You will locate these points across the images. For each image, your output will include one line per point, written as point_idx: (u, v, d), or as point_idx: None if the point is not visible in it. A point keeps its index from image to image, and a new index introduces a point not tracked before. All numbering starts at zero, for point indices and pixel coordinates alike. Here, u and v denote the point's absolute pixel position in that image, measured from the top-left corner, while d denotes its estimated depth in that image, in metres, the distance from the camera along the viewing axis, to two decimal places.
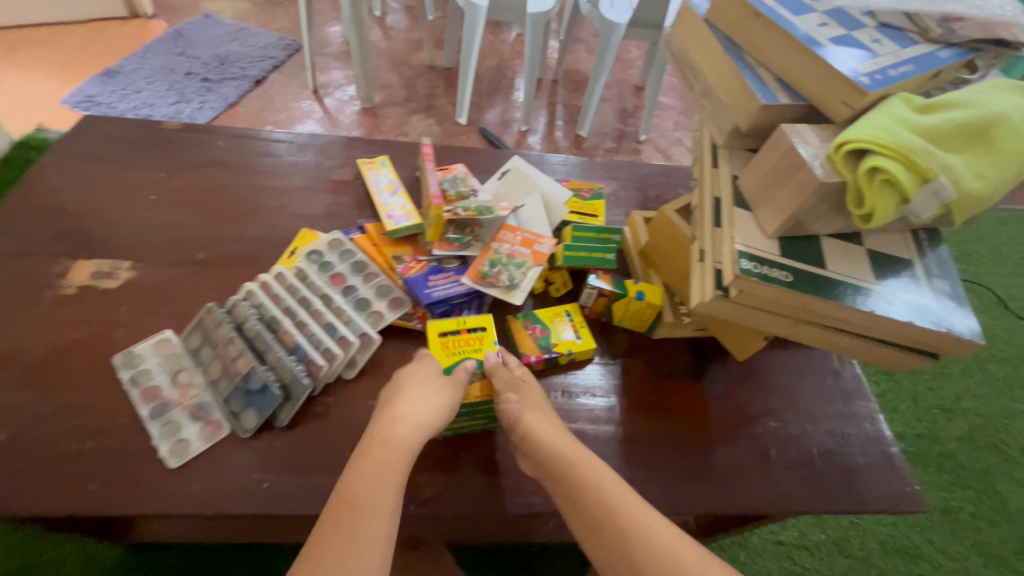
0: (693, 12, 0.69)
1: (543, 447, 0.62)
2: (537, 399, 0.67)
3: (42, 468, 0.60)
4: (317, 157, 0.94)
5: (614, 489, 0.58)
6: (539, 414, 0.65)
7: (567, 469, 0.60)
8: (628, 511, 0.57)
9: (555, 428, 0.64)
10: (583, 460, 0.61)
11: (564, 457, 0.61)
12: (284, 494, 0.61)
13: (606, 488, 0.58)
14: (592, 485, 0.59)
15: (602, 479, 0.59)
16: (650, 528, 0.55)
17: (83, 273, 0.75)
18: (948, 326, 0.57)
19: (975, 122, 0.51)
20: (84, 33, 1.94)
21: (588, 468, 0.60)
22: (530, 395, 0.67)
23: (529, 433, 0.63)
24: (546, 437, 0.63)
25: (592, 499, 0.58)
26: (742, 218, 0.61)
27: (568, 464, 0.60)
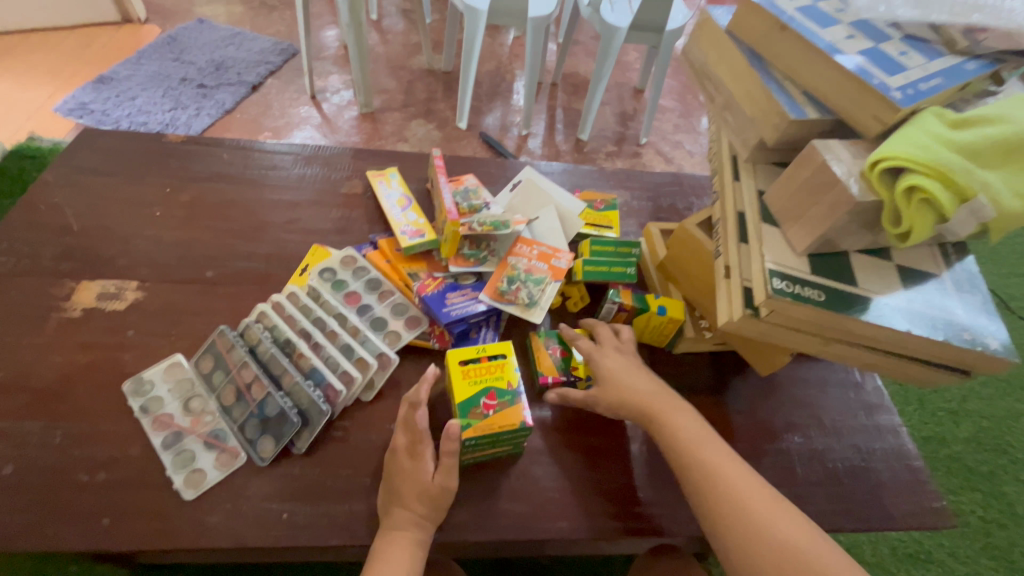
0: (714, 24, 0.67)
1: (673, 439, 0.61)
2: (646, 379, 0.67)
3: (52, 503, 0.58)
4: (324, 169, 0.92)
5: (750, 491, 0.56)
6: (627, 387, 0.66)
7: (700, 468, 0.59)
8: (761, 515, 0.55)
9: (687, 418, 0.63)
10: (715, 459, 0.59)
11: (693, 454, 0.60)
12: (306, 524, 0.60)
13: (739, 488, 0.56)
14: (721, 483, 0.57)
15: (733, 477, 0.57)
16: (786, 532, 0.53)
17: (89, 294, 0.73)
18: (983, 344, 0.56)
19: (1013, 138, 0.50)
20: (77, 38, 1.90)
21: (721, 464, 0.59)
22: (630, 385, 0.66)
23: (666, 426, 0.62)
24: (679, 429, 0.62)
25: (722, 501, 0.56)
26: (770, 235, 0.60)
27: (697, 462, 0.59)
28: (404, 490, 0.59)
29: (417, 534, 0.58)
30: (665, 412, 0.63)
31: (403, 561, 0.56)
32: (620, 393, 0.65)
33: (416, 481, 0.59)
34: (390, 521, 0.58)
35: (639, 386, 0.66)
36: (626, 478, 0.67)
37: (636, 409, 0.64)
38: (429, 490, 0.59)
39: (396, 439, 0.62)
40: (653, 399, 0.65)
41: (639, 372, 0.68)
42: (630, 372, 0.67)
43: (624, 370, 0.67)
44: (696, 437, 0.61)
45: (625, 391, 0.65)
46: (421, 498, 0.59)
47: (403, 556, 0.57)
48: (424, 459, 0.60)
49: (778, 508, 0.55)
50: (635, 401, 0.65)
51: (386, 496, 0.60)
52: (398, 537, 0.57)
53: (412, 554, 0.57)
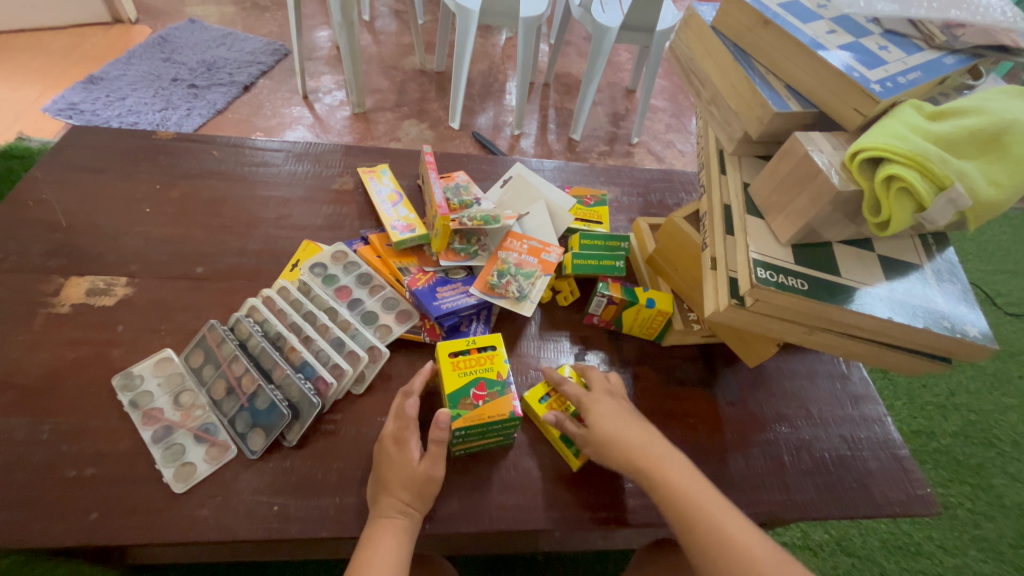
0: (699, 20, 0.68)
1: (675, 499, 0.58)
2: (636, 428, 0.63)
3: (41, 498, 0.58)
4: (315, 166, 0.92)
5: (761, 551, 0.54)
6: (621, 437, 0.62)
7: (709, 530, 0.55)
8: None
9: (685, 473, 0.60)
10: (721, 517, 0.56)
11: (699, 513, 0.57)
12: (297, 516, 0.60)
13: (751, 551, 0.54)
14: (733, 546, 0.54)
15: (743, 538, 0.55)
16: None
17: (78, 290, 0.73)
18: (962, 332, 0.57)
19: (988, 129, 0.51)
20: (66, 38, 1.89)
21: (732, 528, 0.56)
22: (624, 434, 0.62)
23: (666, 482, 0.59)
24: (682, 486, 0.59)
25: (736, 564, 0.53)
26: (755, 226, 0.61)
27: (705, 523, 0.56)
28: (396, 482, 0.59)
29: (405, 523, 0.58)
30: (660, 465, 0.60)
31: (391, 547, 0.56)
32: (612, 441, 0.62)
33: (407, 472, 0.59)
34: (379, 508, 0.59)
35: (631, 434, 0.62)
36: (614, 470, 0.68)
37: (627, 457, 0.61)
38: (420, 482, 0.59)
39: (388, 432, 0.62)
40: (647, 450, 0.61)
41: (629, 420, 0.64)
42: (619, 421, 0.64)
43: (614, 418, 0.64)
44: (699, 496, 0.58)
45: (619, 441, 0.62)
46: (409, 488, 0.59)
47: (391, 544, 0.57)
48: (410, 448, 0.60)
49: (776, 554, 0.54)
50: (625, 450, 0.61)
51: (376, 486, 0.60)
52: (386, 524, 0.57)
53: (400, 542, 0.57)
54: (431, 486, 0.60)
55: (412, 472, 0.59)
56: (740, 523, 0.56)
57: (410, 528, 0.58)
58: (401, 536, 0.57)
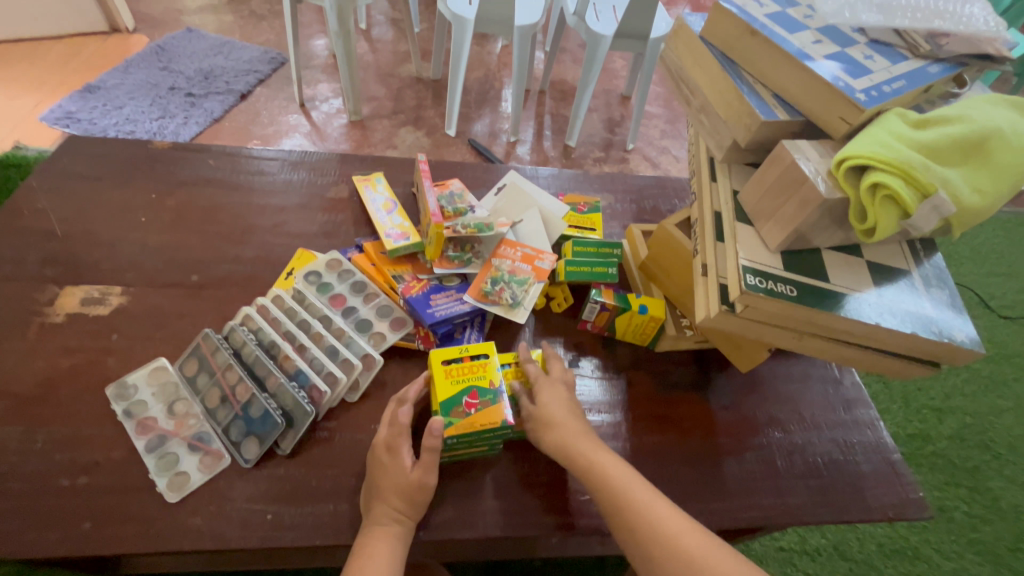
0: (688, 30, 0.69)
1: (612, 497, 0.58)
2: (576, 421, 0.65)
3: (34, 508, 0.58)
4: (310, 174, 0.93)
5: (684, 533, 0.55)
6: (561, 426, 0.63)
7: (633, 514, 0.56)
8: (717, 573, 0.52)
9: (614, 460, 0.61)
10: (647, 500, 0.57)
11: (623, 497, 0.57)
12: (290, 524, 0.60)
13: (674, 532, 0.54)
14: (657, 529, 0.55)
15: (667, 521, 0.55)
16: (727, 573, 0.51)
17: (73, 299, 0.73)
18: (950, 337, 0.58)
19: (971, 137, 0.52)
20: (64, 48, 1.90)
21: (671, 523, 0.55)
22: (563, 428, 0.63)
23: (595, 468, 0.60)
24: (610, 472, 0.59)
25: (658, 546, 0.54)
26: (745, 233, 0.62)
27: (636, 514, 0.56)
28: (389, 489, 0.59)
29: (399, 530, 0.58)
30: (590, 454, 0.61)
31: (386, 555, 0.56)
32: (548, 430, 0.63)
33: (400, 479, 0.59)
34: (371, 515, 0.59)
35: (569, 426, 0.63)
36: None
37: (562, 448, 0.62)
38: (414, 489, 0.59)
39: (380, 439, 0.63)
40: (580, 447, 0.62)
41: (575, 412, 0.66)
42: (565, 409, 0.65)
43: (558, 406, 0.65)
44: (625, 483, 0.59)
45: (556, 432, 0.63)
46: (401, 496, 0.59)
47: (385, 552, 0.57)
48: (402, 455, 0.61)
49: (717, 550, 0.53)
50: (560, 442, 0.63)
51: (368, 493, 0.60)
52: (379, 531, 0.58)
53: (394, 549, 0.57)
54: (422, 494, 0.60)
55: (404, 479, 0.59)
56: (667, 508, 0.57)
57: (404, 535, 0.58)
58: (394, 543, 0.57)
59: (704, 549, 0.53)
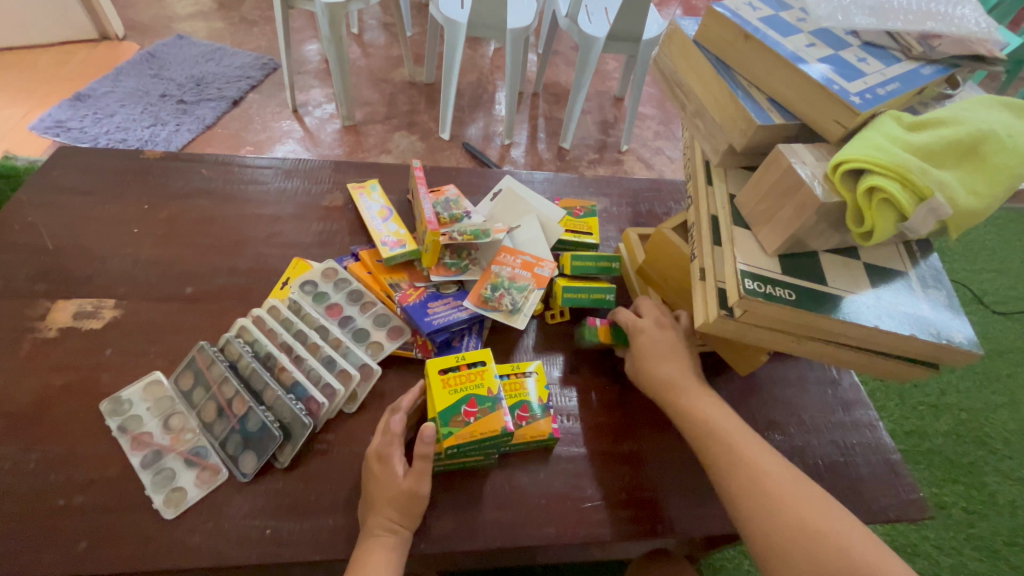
0: (682, 34, 0.69)
1: (699, 429, 0.63)
2: (675, 361, 0.68)
3: (27, 528, 0.57)
4: (304, 183, 0.92)
5: (766, 464, 0.58)
6: (661, 364, 0.68)
7: (730, 451, 0.60)
8: (788, 500, 0.55)
9: (707, 401, 0.65)
10: (744, 442, 0.60)
11: (720, 438, 0.61)
12: (288, 539, 0.59)
13: (766, 472, 0.57)
14: (749, 467, 0.58)
15: (758, 460, 0.59)
16: (812, 515, 0.54)
17: (65, 314, 0.72)
18: (948, 337, 0.58)
19: (965, 140, 0.53)
20: (52, 56, 1.88)
21: (751, 453, 0.59)
22: (657, 368, 0.68)
23: (687, 410, 0.64)
24: (709, 414, 0.63)
25: (736, 471, 0.58)
26: (741, 237, 0.62)
27: (721, 444, 0.61)
28: (387, 501, 0.58)
29: (398, 540, 0.58)
30: (689, 395, 0.65)
31: (383, 568, 0.56)
32: (647, 373, 0.68)
33: (397, 489, 0.59)
34: (368, 528, 0.58)
35: (666, 370, 0.68)
36: (612, 478, 0.68)
37: (660, 389, 0.67)
38: (410, 501, 0.59)
39: (373, 448, 0.62)
40: (674, 384, 0.66)
41: (674, 354, 0.69)
42: (663, 351, 0.69)
43: (656, 350, 0.69)
44: (723, 427, 0.62)
45: (653, 374, 0.68)
46: (399, 506, 0.58)
47: (382, 564, 0.56)
48: (396, 465, 0.60)
49: (794, 482, 0.57)
50: (657, 383, 0.68)
51: (365, 504, 0.60)
52: (376, 543, 0.57)
53: (391, 561, 0.57)
54: (420, 506, 0.59)
55: (401, 491, 0.59)
56: (761, 449, 0.60)
57: (401, 546, 0.58)
58: (393, 551, 0.57)
59: (795, 490, 0.56)
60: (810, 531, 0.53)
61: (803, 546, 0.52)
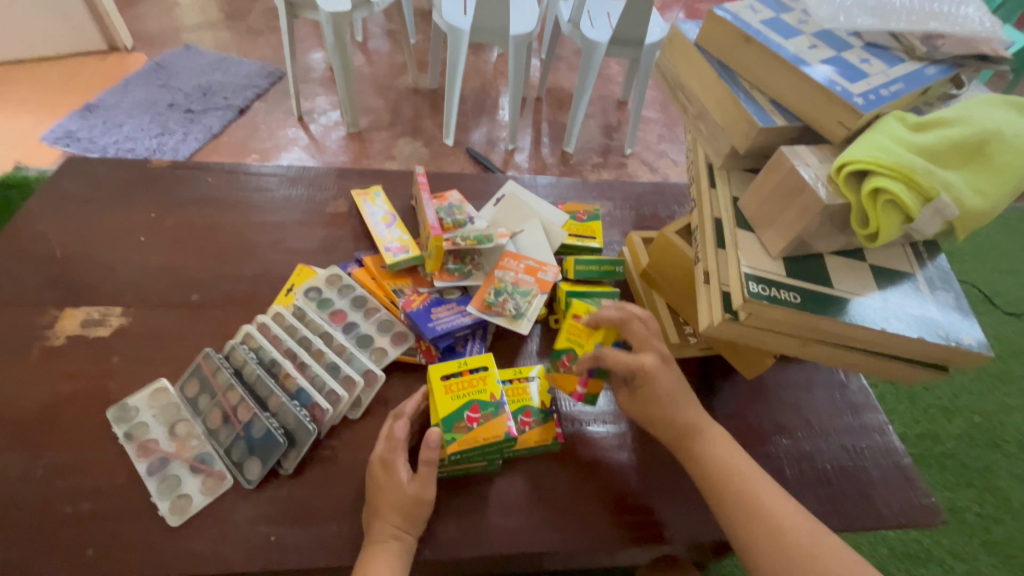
0: (683, 38, 0.69)
1: (711, 473, 0.61)
2: (690, 404, 0.65)
3: (35, 535, 0.57)
4: (309, 190, 0.93)
5: (780, 509, 0.58)
6: (684, 412, 0.64)
7: (744, 500, 0.59)
8: (802, 547, 0.55)
9: (720, 444, 0.63)
10: (758, 488, 0.59)
11: (733, 486, 0.60)
12: (293, 546, 0.59)
13: (782, 520, 0.57)
14: (763, 513, 0.57)
15: (773, 506, 0.58)
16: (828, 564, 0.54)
17: (73, 321, 0.73)
18: (957, 339, 0.57)
19: (970, 139, 0.52)
20: (63, 68, 1.91)
21: (765, 497, 0.59)
22: (672, 414, 0.64)
23: (701, 454, 0.62)
24: (724, 461, 0.61)
25: (751, 519, 0.57)
26: (745, 240, 0.61)
27: (735, 489, 0.59)
28: (392, 506, 0.58)
29: (403, 547, 0.58)
30: (704, 438, 0.63)
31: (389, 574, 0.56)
32: (664, 418, 0.64)
33: (401, 495, 0.59)
34: (372, 534, 0.58)
35: (689, 416, 0.64)
36: (618, 484, 0.68)
37: (679, 434, 0.64)
38: (414, 507, 0.59)
39: (376, 454, 0.62)
40: (690, 429, 0.64)
41: (688, 397, 0.65)
42: (681, 397, 0.64)
43: (675, 397, 0.64)
44: (738, 471, 0.61)
45: (672, 421, 0.64)
46: (404, 513, 0.58)
47: (387, 571, 0.56)
48: (400, 471, 0.60)
49: (807, 527, 0.57)
50: (673, 427, 0.64)
51: (370, 510, 0.59)
52: (381, 549, 0.57)
53: (397, 566, 0.56)
54: (424, 512, 0.59)
55: (405, 498, 0.59)
56: (773, 494, 0.59)
57: (406, 553, 0.58)
58: (399, 557, 0.57)
59: (812, 539, 0.56)
60: None
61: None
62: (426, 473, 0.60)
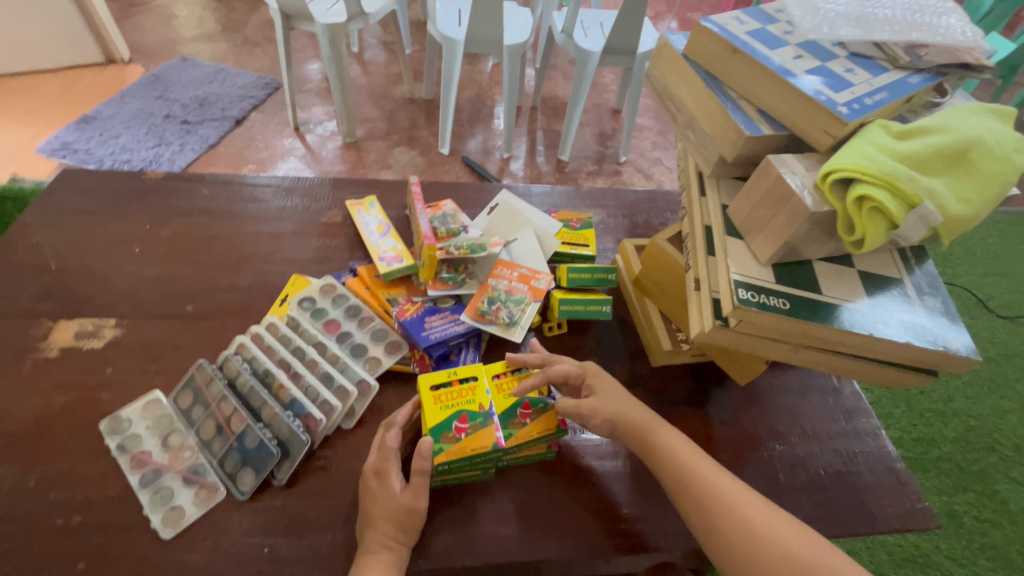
0: (671, 49, 0.70)
1: (669, 465, 0.61)
2: (635, 405, 0.67)
3: (26, 549, 0.57)
4: (304, 200, 0.93)
5: (741, 498, 0.57)
6: (634, 409, 0.66)
7: (699, 489, 0.59)
8: (768, 533, 0.54)
9: (676, 438, 0.64)
10: (715, 479, 0.59)
11: (692, 478, 0.60)
12: (285, 558, 0.59)
13: (744, 509, 0.56)
14: (725, 503, 0.57)
15: (734, 496, 0.58)
16: (795, 547, 0.53)
17: (68, 333, 0.73)
18: (945, 344, 0.57)
19: (954, 147, 0.53)
20: (60, 80, 1.92)
21: (723, 487, 0.59)
22: (622, 414, 0.66)
23: (658, 446, 0.63)
24: (679, 454, 0.62)
25: (712, 507, 0.57)
26: (735, 247, 0.62)
27: (695, 480, 0.59)
28: (384, 516, 0.58)
29: (396, 557, 0.57)
30: (658, 432, 0.64)
31: None
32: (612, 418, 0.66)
33: (393, 504, 0.59)
34: (366, 544, 0.58)
35: (635, 413, 0.66)
36: (611, 493, 0.68)
37: (633, 429, 0.65)
38: (407, 516, 0.59)
39: (369, 464, 0.62)
40: (642, 427, 0.65)
41: (631, 400, 0.68)
42: (623, 399, 0.67)
43: (616, 398, 0.67)
44: (694, 464, 0.61)
45: (617, 420, 0.66)
46: (397, 522, 0.58)
47: None
48: (392, 480, 0.60)
49: (771, 514, 0.56)
50: (629, 422, 0.65)
51: (363, 520, 0.59)
52: (374, 560, 0.56)
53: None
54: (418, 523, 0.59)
55: (398, 507, 0.59)
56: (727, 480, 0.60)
57: (400, 564, 0.58)
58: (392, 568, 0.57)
59: (777, 526, 0.55)
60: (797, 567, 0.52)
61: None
62: (419, 482, 0.60)
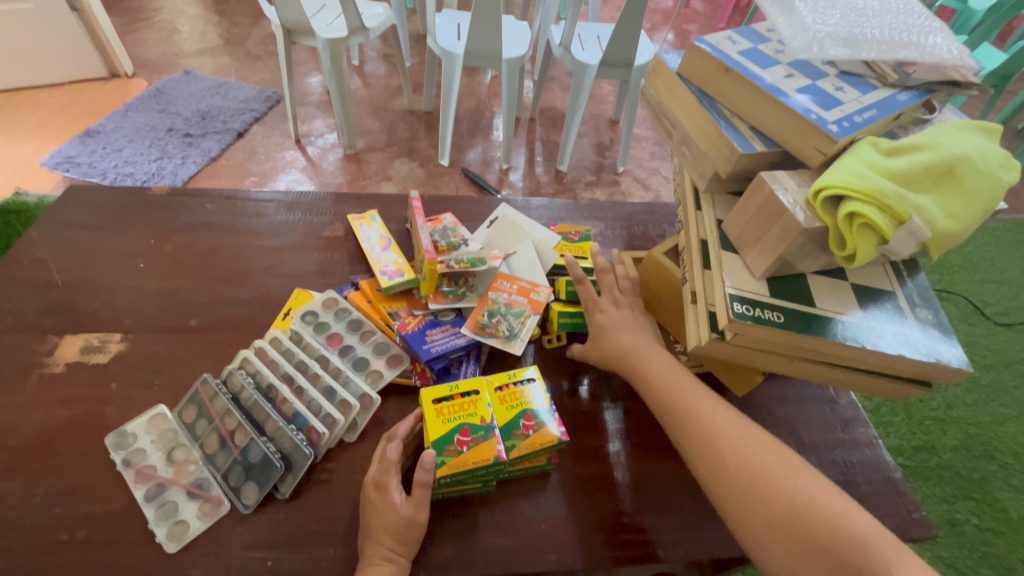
0: (666, 68, 0.72)
1: (650, 385, 0.66)
2: (634, 332, 0.72)
3: (31, 564, 0.57)
4: (306, 215, 0.95)
5: (711, 411, 0.61)
6: (630, 332, 0.72)
7: (674, 404, 0.63)
8: (733, 441, 0.57)
9: (659, 361, 0.68)
10: (691, 395, 0.63)
11: (667, 395, 0.64)
12: (287, 571, 0.60)
13: (713, 421, 0.59)
14: (694, 416, 0.61)
15: (705, 410, 0.61)
16: (757, 454, 0.55)
17: (73, 348, 0.74)
18: (937, 356, 0.58)
19: (940, 164, 0.54)
20: (63, 95, 1.95)
21: (697, 402, 0.62)
22: (617, 339, 0.71)
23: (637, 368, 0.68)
24: (657, 375, 0.66)
25: (682, 420, 0.61)
26: (730, 261, 0.64)
27: (670, 397, 0.64)
28: (385, 529, 0.59)
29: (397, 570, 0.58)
30: (641, 359, 0.68)
31: None
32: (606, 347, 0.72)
33: (394, 517, 0.59)
34: (366, 556, 0.58)
35: (628, 339, 0.71)
36: (613, 503, 0.68)
37: (619, 356, 0.70)
38: (408, 528, 0.59)
39: (370, 477, 0.63)
40: (631, 351, 0.70)
41: (634, 327, 0.72)
42: (627, 326, 0.72)
43: (617, 325, 0.72)
44: (673, 382, 0.65)
45: (610, 347, 0.71)
46: (397, 534, 0.59)
47: None
48: (393, 492, 0.61)
49: (740, 426, 0.59)
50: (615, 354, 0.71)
51: (365, 531, 0.60)
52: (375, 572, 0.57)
53: None
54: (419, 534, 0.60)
55: (398, 520, 0.59)
56: (711, 402, 0.62)
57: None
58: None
59: (743, 435, 0.57)
60: (756, 470, 0.54)
61: (744, 484, 0.54)
62: (420, 494, 0.60)
